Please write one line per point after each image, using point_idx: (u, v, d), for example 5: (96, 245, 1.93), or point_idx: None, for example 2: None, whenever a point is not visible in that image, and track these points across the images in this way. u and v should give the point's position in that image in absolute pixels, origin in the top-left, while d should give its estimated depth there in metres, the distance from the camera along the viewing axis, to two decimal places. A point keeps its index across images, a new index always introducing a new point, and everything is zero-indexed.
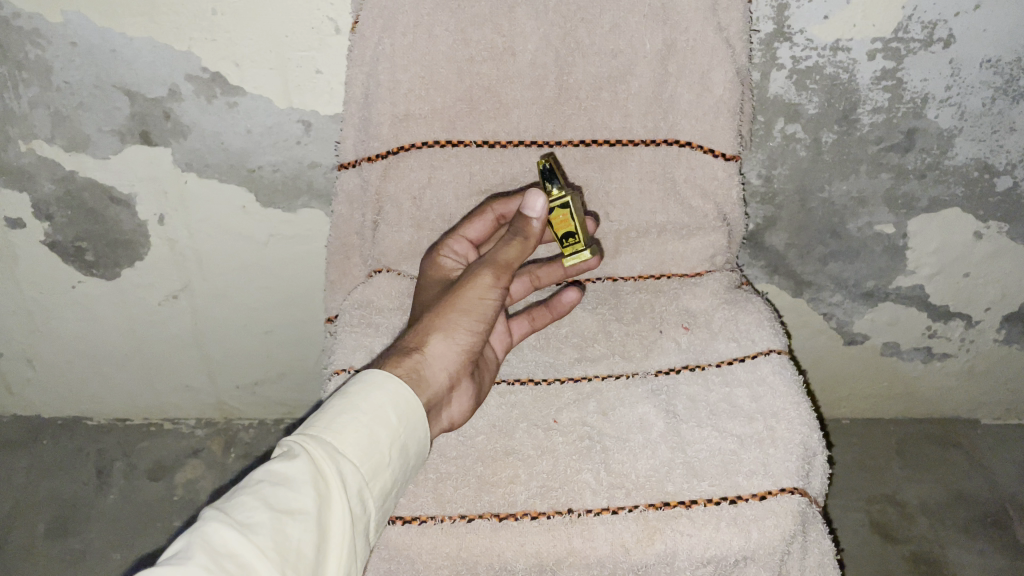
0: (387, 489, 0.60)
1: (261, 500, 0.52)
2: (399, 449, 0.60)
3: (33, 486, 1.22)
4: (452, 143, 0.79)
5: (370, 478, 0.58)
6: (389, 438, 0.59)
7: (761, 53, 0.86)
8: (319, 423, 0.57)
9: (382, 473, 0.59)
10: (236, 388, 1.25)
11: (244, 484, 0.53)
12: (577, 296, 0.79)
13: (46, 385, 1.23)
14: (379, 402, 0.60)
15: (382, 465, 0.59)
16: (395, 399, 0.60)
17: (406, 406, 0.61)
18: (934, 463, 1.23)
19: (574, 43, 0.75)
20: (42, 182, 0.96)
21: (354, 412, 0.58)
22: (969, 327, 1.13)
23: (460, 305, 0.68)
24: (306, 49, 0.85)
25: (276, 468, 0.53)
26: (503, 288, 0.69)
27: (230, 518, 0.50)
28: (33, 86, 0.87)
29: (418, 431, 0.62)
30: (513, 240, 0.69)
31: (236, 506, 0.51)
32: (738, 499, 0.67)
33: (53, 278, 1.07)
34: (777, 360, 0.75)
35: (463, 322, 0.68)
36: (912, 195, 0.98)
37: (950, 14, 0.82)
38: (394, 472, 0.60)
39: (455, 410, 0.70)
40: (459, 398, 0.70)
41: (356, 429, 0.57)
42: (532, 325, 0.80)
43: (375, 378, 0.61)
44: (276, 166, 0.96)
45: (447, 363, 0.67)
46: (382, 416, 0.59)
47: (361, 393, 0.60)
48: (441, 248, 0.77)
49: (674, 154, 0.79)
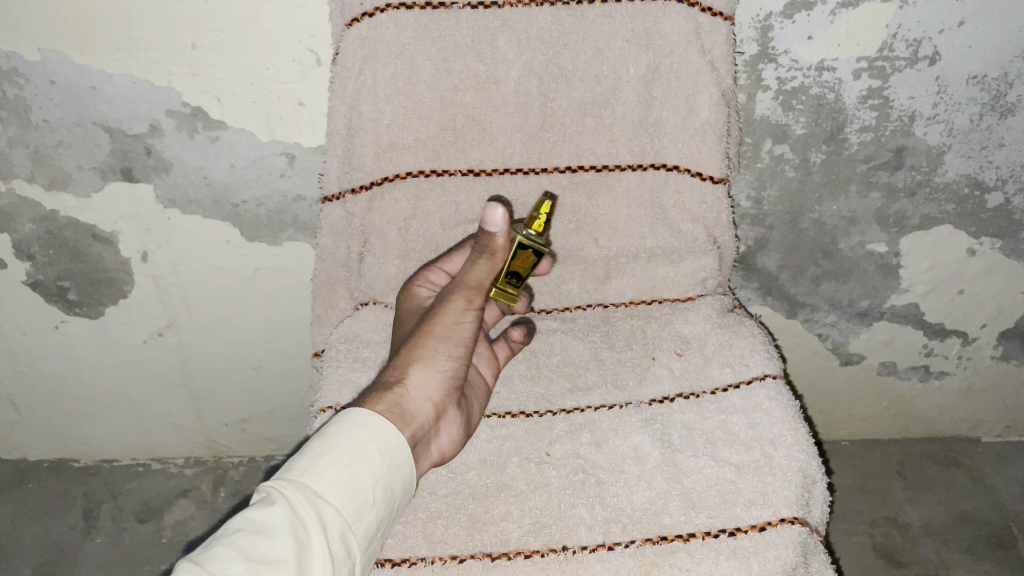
0: (372, 531, 0.58)
1: (237, 550, 0.50)
2: (383, 488, 0.59)
3: (18, 531, 1.19)
4: (436, 173, 0.78)
5: (354, 520, 0.56)
6: (372, 477, 0.58)
7: (746, 75, 0.85)
8: (298, 465, 0.56)
9: (366, 514, 0.57)
10: (225, 426, 1.23)
11: (220, 534, 0.52)
12: (523, 335, 0.79)
13: (32, 428, 1.21)
14: (360, 439, 0.58)
15: (366, 505, 0.57)
16: (376, 435, 0.59)
17: (388, 442, 0.60)
18: (936, 484, 1.21)
19: (558, 70, 0.74)
20: (23, 222, 0.95)
21: (332, 452, 0.57)
22: (966, 344, 1.12)
23: (438, 332, 0.68)
24: (288, 82, 0.85)
25: (252, 516, 0.52)
26: (476, 311, 0.69)
27: (205, 570, 0.48)
28: (12, 126, 0.86)
29: (403, 468, 0.61)
30: (480, 258, 0.68)
31: (211, 557, 0.49)
32: (737, 530, 0.65)
33: (37, 318, 1.05)
34: (772, 385, 0.74)
35: (442, 349, 0.68)
36: (903, 214, 0.97)
37: (934, 32, 0.81)
38: (378, 512, 0.59)
39: (443, 441, 0.69)
40: (447, 428, 0.69)
41: (336, 470, 0.56)
42: (514, 347, 0.79)
43: (354, 416, 0.60)
44: (260, 200, 0.95)
45: (429, 393, 0.66)
46: (364, 454, 0.58)
47: (339, 432, 0.58)
48: (416, 280, 0.78)
49: (661, 178, 0.79)
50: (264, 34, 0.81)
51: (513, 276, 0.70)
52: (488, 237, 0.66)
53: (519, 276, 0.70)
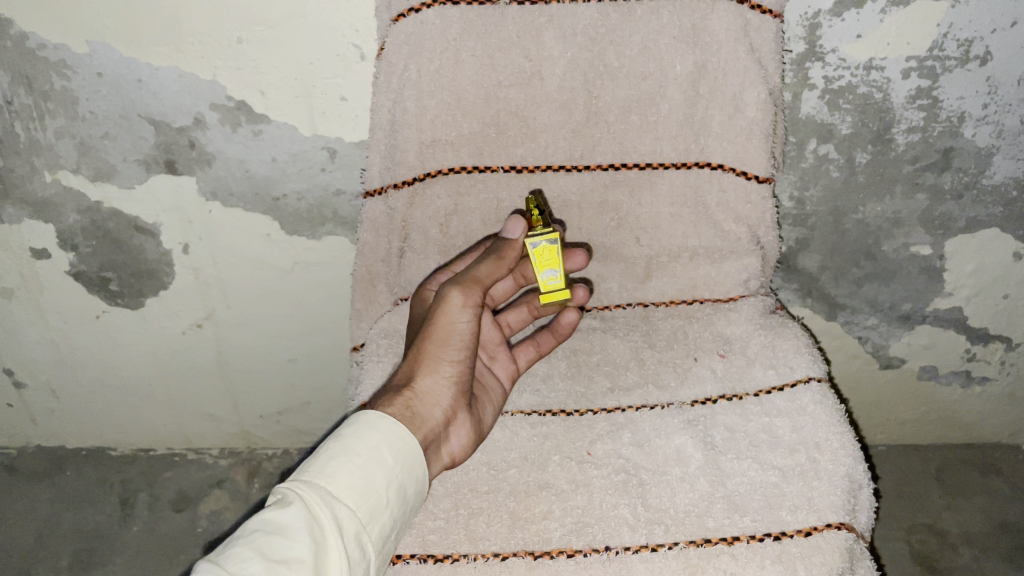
0: (386, 532, 0.58)
1: (255, 550, 0.50)
2: (396, 489, 0.59)
3: (56, 518, 1.21)
4: (479, 169, 0.78)
5: (368, 520, 0.56)
6: (386, 478, 0.58)
7: (792, 73, 0.84)
8: (312, 467, 0.56)
9: (380, 515, 0.57)
10: (260, 418, 1.24)
11: (238, 535, 0.52)
12: (577, 317, 0.77)
13: (70, 416, 1.22)
14: (374, 441, 0.59)
15: (380, 506, 0.57)
16: (388, 437, 0.60)
17: (401, 444, 0.60)
18: (976, 491, 1.19)
19: (603, 67, 0.74)
20: (67, 212, 0.96)
21: (347, 454, 0.57)
22: (1009, 349, 1.10)
23: (437, 335, 0.67)
24: (331, 77, 0.85)
25: (269, 517, 0.52)
26: (472, 311, 0.68)
27: (224, 570, 0.48)
28: (60, 117, 0.87)
29: (416, 470, 0.61)
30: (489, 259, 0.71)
31: (230, 558, 0.49)
32: (783, 535, 0.64)
33: (78, 308, 1.07)
34: (817, 388, 0.73)
35: (444, 353, 0.67)
36: (949, 216, 0.95)
37: (986, 31, 0.80)
38: (392, 513, 0.59)
39: (454, 446, 0.69)
40: (457, 432, 0.69)
41: (350, 471, 0.57)
42: (538, 350, 0.79)
43: (366, 418, 0.60)
44: (301, 194, 0.95)
45: (438, 397, 0.66)
46: (378, 456, 0.58)
47: (353, 434, 0.59)
48: (426, 283, 0.78)
49: (706, 177, 0.78)
50: (309, 29, 0.81)
51: (551, 274, 0.72)
52: (507, 244, 0.72)
53: (554, 271, 0.72)
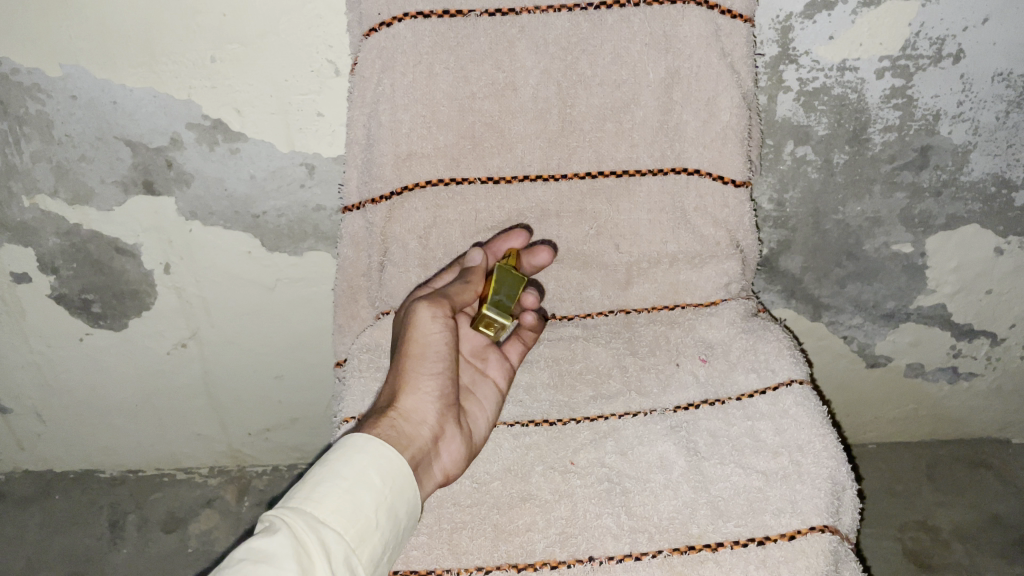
0: (377, 555, 0.58)
1: None
2: (386, 511, 0.59)
3: (47, 543, 1.20)
4: (456, 181, 0.78)
5: (358, 544, 0.56)
6: (375, 501, 0.58)
7: (766, 77, 0.85)
8: (300, 494, 0.56)
9: (370, 538, 0.57)
10: (248, 436, 1.24)
11: (225, 566, 0.51)
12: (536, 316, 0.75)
13: (57, 440, 1.21)
14: (361, 463, 0.58)
15: (369, 529, 0.57)
16: (376, 459, 0.59)
17: (390, 465, 0.60)
18: (966, 486, 1.19)
19: (576, 76, 0.74)
20: (46, 236, 0.96)
21: (334, 478, 0.57)
22: (994, 345, 1.10)
23: (413, 350, 0.66)
24: (305, 93, 0.85)
25: (256, 546, 0.51)
26: (445, 318, 0.67)
27: None
28: (35, 141, 0.87)
29: (406, 492, 0.61)
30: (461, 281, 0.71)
31: None
32: (766, 540, 0.65)
33: (61, 331, 1.06)
34: (800, 390, 0.73)
35: (423, 368, 0.66)
36: (928, 214, 0.96)
37: (958, 29, 0.80)
38: (383, 535, 0.58)
39: (445, 462, 0.68)
40: (448, 447, 0.67)
41: (338, 495, 0.56)
42: (523, 343, 0.78)
43: (354, 441, 0.60)
44: (281, 210, 0.95)
45: (423, 413, 0.65)
46: (365, 478, 0.58)
47: (341, 458, 0.58)
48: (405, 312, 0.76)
49: (683, 183, 0.78)
50: (283, 45, 0.81)
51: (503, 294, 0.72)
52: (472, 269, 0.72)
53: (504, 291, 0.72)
